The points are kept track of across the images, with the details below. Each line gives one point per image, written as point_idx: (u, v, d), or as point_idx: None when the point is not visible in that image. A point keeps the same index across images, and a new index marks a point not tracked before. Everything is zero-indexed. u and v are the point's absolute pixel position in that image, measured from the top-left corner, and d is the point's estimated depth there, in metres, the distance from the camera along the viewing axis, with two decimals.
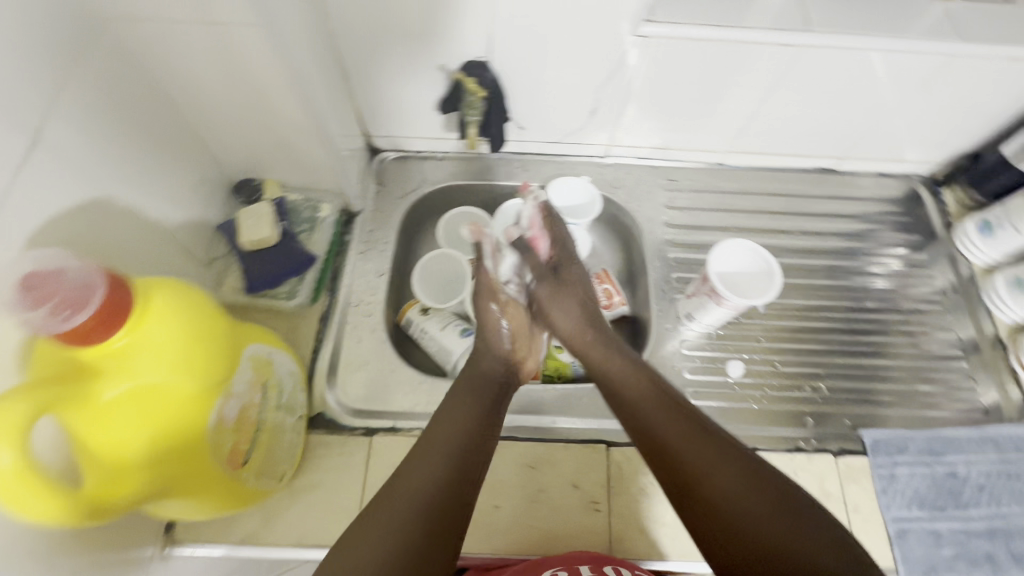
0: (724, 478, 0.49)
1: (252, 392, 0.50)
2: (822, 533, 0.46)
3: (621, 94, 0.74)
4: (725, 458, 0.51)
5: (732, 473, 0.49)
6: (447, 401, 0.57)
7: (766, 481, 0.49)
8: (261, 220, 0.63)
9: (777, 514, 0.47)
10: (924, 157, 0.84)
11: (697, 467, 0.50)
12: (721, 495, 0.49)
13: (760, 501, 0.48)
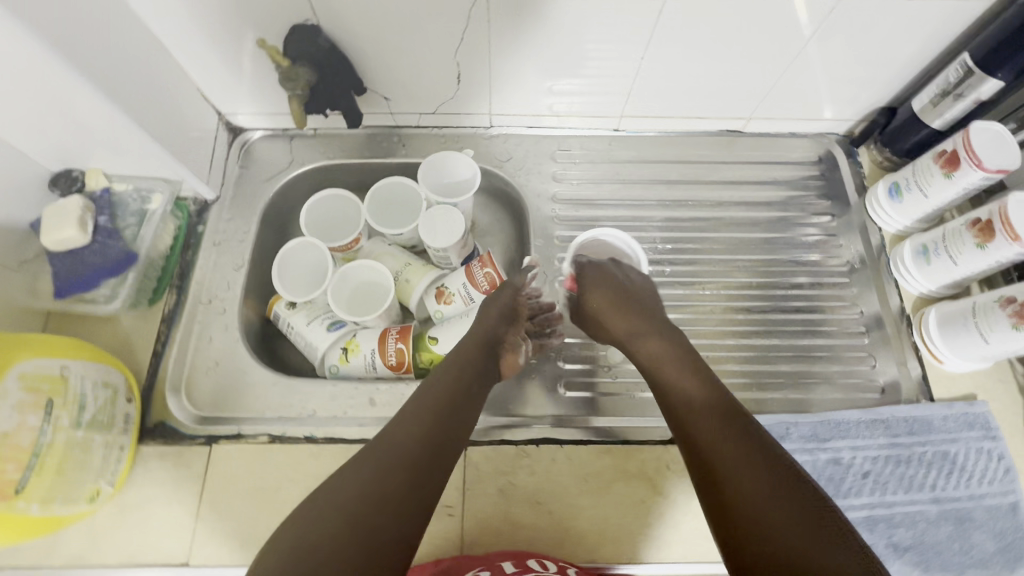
0: (792, 517, 0.42)
1: (22, 412, 0.45)
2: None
3: (482, 56, 0.66)
4: (788, 486, 0.44)
5: (797, 507, 0.42)
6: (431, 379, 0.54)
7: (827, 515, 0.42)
8: (66, 217, 0.58)
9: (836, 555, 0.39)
10: (838, 114, 0.77)
11: (753, 506, 0.43)
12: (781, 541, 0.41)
13: (828, 541, 0.40)
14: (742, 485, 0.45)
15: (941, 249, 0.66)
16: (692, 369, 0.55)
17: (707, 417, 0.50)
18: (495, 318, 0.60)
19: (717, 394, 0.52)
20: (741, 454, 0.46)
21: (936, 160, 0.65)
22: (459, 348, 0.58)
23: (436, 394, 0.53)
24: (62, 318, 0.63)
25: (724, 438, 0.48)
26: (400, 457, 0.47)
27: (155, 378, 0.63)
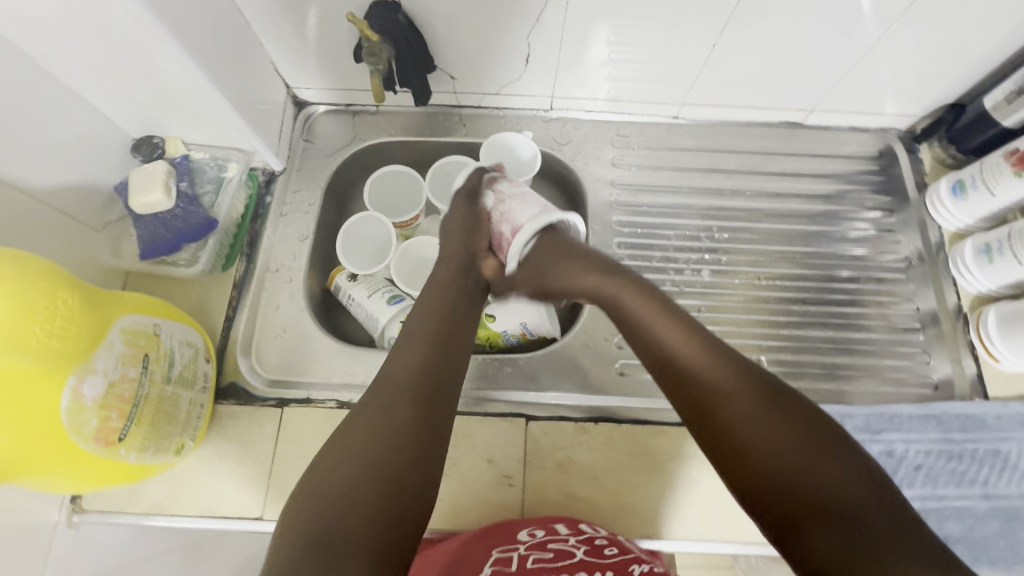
0: (784, 433, 0.45)
1: (126, 364, 0.47)
2: (860, 469, 0.43)
3: (556, 38, 0.66)
4: (775, 405, 0.47)
5: (783, 423, 0.46)
6: (417, 313, 0.59)
7: (809, 419, 0.46)
8: (152, 181, 0.59)
9: (824, 458, 0.43)
10: (903, 110, 0.77)
11: (749, 437, 0.46)
12: (777, 458, 0.44)
13: (818, 446, 0.44)
14: (738, 421, 0.47)
15: (1006, 248, 0.65)
16: (674, 316, 0.54)
17: (693, 360, 0.50)
18: (460, 243, 0.65)
19: (701, 336, 0.52)
20: (735, 392, 0.48)
21: (1007, 159, 0.65)
22: (426, 296, 0.61)
23: (423, 337, 0.57)
24: (140, 279, 0.65)
25: (716, 377, 0.49)
26: (405, 396, 0.51)
27: (227, 341, 0.65)
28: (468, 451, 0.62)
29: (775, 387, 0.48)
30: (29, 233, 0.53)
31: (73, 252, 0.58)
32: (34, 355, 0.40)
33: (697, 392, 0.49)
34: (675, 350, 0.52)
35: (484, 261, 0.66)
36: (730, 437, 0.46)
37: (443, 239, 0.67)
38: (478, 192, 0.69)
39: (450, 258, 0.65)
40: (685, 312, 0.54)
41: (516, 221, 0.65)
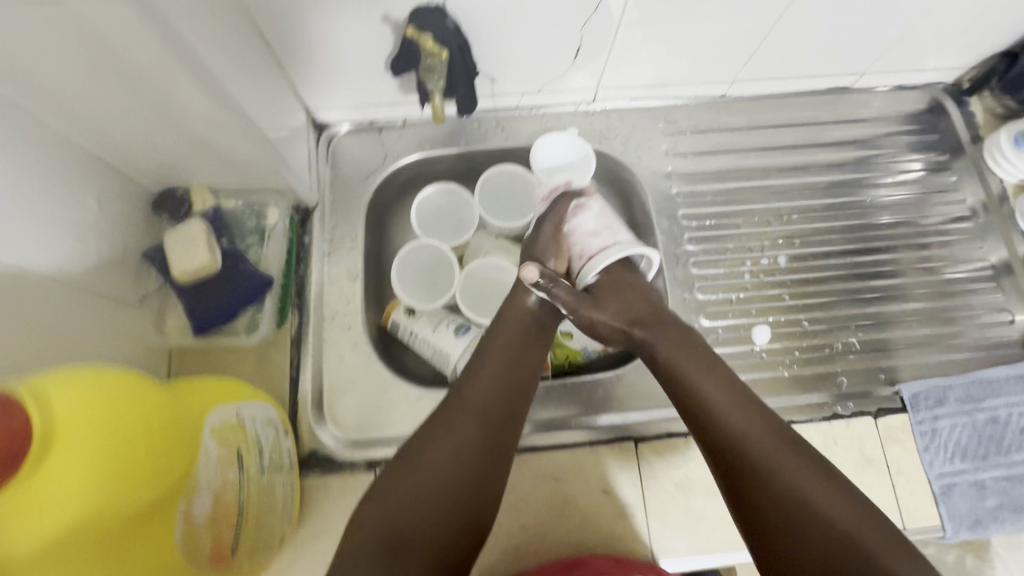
0: (816, 494, 0.45)
1: (225, 470, 0.41)
2: (888, 537, 0.43)
3: (609, 27, 0.60)
4: (811, 468, 0.47)
5: (816, 483, 0.46)
6: (491, 334, 0.55)
7: (844, 489, 0.46)
8: (193, 243, 0.53)
9: (852, 522, 0.44)
10: (951, 64, 0.73)
11: (777, 490, 0.45)
12: (799, 519, 0.44)
13: (846, 512, 0.45)
14: (767, 474, 0.46)
15: None
16: (718, 370, 0.51)
17: (733, 411, 0.49)
18: (541, 267, 0.57)
19: (744, 393, 0.50)
20: (769, 448, 0.47)
21: None
22: (507, 312, 0.56)
23: (491, 358, 0.53)
24: (185, 352, 0.58)
25: (753, 433, 0.48)
26: (474, 425, 0.49)
27: (297, 405, 0.59)
28: (579, 486, 0.58)
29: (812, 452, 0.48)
30: (74, 329, 0.46)
31: (116, 337, 0.51)
32: (136, 495, 0.34)
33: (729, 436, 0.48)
34: (712, 403, 0.50)
35: (563, 285, 0.58)
36: (755, 488, 0.46)
37: (523, 252, 0.60)
38: (562, 216, 0.59)
39: (527, 286, 0.56)
40: (729, 370, 0.52)
41: (591, 249, 0.59)
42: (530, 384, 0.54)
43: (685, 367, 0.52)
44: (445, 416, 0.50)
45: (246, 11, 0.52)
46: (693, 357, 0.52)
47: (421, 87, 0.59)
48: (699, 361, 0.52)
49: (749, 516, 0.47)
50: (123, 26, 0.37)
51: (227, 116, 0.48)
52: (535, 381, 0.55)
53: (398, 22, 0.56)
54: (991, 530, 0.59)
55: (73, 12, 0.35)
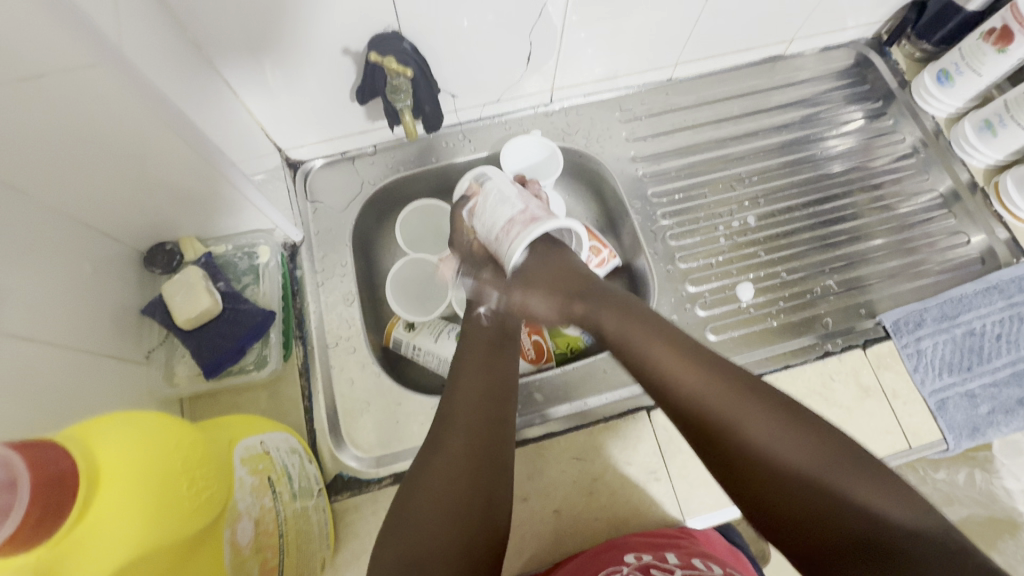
0: (781, 440, 0.42)
1: (259, 497, 0.42)
2: (873, 478, 0.40)
3: (554, 31, 0.64)
4: (774, 413, 0.44)
5: (780, 428, 0.43)
6: (465, 353, 0.57)
7: (818, 430, 0.43)
8: (194, 290, 0.55)
9: (829, 464, 0.41)
10: (867, 20, 0.79)
11: (741, 441, 0.43)
12: (768, 465, 0.42)
13: (827, 453, 0.41)
14: (729, 425, 0.44)
15: (1006, 119, 0.71)
16: (665, 338, 0.51)
17: (681, 373, 0.48)
18: (481, 280, 0.62)
19: (695, 351, 0.50)
20: (726, 400, 0.45)
21: (986, 39, 0.70)
22: (468, 333, 0.59)
23: (467, 370, 0.54)
24: (197, 400, 0.58)
25: (704, 398, 0.46)
26: (457, 436, 0.49)
27: (316, 434, 0.60)
28: (602, 462, 0.60)
29: (776, 395, 0.46)
30: (88, 391, 0.46)
31: (128, 394, 0.51)
32: (183, 524, 0.34)
33: (682, 395, 0.47)
34: (663, 365, 0.49)
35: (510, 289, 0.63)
36: (717, 443, 0.45)
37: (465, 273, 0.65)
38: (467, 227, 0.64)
39: (475, 305, 0.61)
40: (677, 332, 0.52)
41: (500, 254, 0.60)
42: (512, 387, 0.54)
43: (633, 332, 0.52)
44: (432, 435, 0.50)
45: (210, 62, 0.55)
46: (643, 317, 0.53)
47: (390, 108, 0.62)
48: (643, 326, 0.52)
49: (725, 476, 0.44)
50: (101, 89, 0.39)
51: (207, 163, 0.50)
52: (514, 387, 0.55)
53: (358, 54, 0.60)
54: (989, 434, 0.63)
55: (55, 82, 0.38)
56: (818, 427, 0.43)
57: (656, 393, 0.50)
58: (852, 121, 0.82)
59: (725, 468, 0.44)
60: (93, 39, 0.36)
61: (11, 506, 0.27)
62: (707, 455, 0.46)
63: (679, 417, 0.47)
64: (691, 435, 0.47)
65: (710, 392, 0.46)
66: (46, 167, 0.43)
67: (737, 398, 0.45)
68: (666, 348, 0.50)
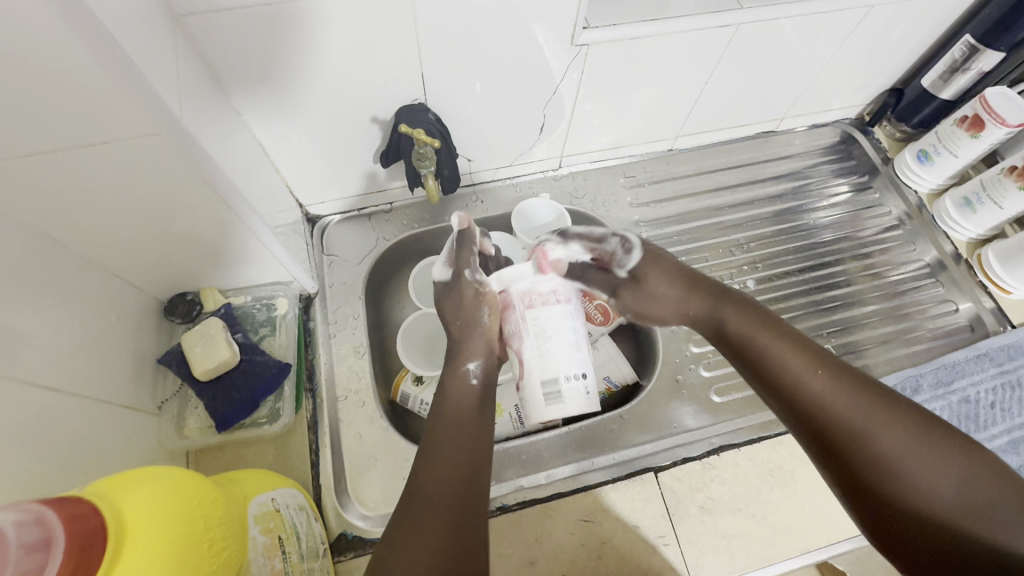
0: (930, 460, 0.41)
1: (270, 558, 0.43)
2: None
3: (567, 104, 0.70)
4: (919, 426, 0.42)
5: (922, 444, 0.42)
6: (443, 399, 0.55)
7: (975, 461, 0.41)
8: (215, 342, 0.56)
9: (984, 500, 0.40)
10: (851, 102, 0.86)
11: (882, 454, 0.42)
12: (914, 488, 0.41)
13: (987, 488, 0.40)
14: (863, 437, 0.43)
15: (984, 198, 0.76)
16: (794, 340, 0.49)
17: (811, 377, 0.46)
18: (467, 336, 0.59)
19: (819, 350, 0.48)
20: (860, 408, 0.44)
21: (960, 125, 0.76)
22: (455, 391, 0.56)
23: (443, 432, 0.51)
24: (205, 452, 0.58)
25: (839, 406, 0.44)
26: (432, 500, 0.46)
27: (322, 490, 0.59)
28: (612, 523, 0.59)
29: (915, 411, 0.43)
30: (101, 443, 0.47)
31: (137, 444, 0.51)
32: None
33: (810, 402, 0.46)
34: (792, 370, 0.47)
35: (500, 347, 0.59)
36: (843, 446, 0.43)
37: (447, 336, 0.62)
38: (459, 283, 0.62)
39: (462, 360, 0.58)
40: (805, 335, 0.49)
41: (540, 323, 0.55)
42: (485, 442, 0.53)
43: (756, 336, 0.50)
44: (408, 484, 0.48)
45: (246, 123, 0.58)
46: (763, 324, 0.51)
47: (413, 171, 0.66)
48: (778, 331, 0.50)
49: (858, 496, 0.43)
50: (157, 154, 0.43)
51: (242, 217, 0.53)
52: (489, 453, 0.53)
53: (385, 122, 0.64)
54: None
55: (117, 147, 0.41)
56: (975, 462, 0.41)
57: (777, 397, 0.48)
58: (840, 193, 0.88)
59: (844, 471, 0.44)
60: (159, 113, 0.40)
61: (46, 564, 0.27)
62: (832, 472, 0.45)
63: (802, 429, 0.46)
64: (813, 448, 0.46)
65: (841, 401, 0.44)
66: (92, 224, 0.46)
67: (873, 411, 0.43)
68: (780, 355, 0.48)
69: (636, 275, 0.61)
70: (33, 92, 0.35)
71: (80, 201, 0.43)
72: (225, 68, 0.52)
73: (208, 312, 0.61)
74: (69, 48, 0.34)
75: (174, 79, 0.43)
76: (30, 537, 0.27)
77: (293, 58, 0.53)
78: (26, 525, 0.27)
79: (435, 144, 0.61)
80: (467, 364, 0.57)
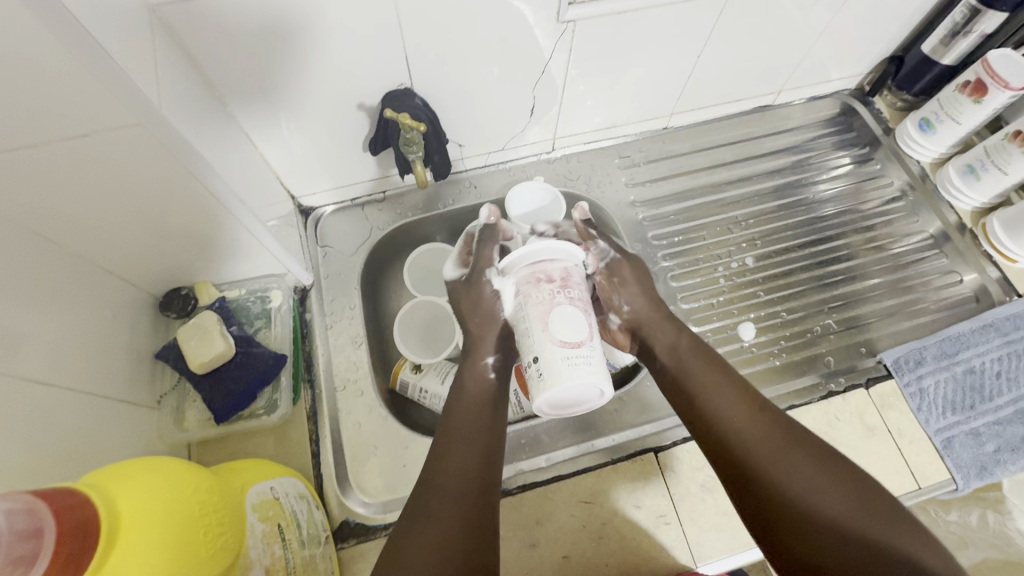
0: (823, 486, 0.44)
1: (270, 545, 0.43)
2: (916, 536, 0.41)
3: (557, 84, 0.68)
4: (809, 453, 0.47)
5: (811, 469, 0.46)
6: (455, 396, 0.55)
7: (860, 485, 0.45)
8: (209, 335, 0.56)
9: (869, 518, 0.42)
10: (850, 72, 0.84)
11: (780, 481, 0.45)
12: (809, 513, 0.43)
13: (870, 509, 0.43)
14: (767, 463, 0.47)
15: (989, 165, 0.74)
16: (721, 370, 0.54)
17: (729, 406, 0.51)
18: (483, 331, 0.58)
19: (741, 385, 0.53)
20: (760, 435, 0.48)
21: (962, 91, 0.74)
22: (467, 382, 0.56)
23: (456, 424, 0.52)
24: (206, 444, 0.59)
25: (746, 431, 0.49)
26: (454, 484, 0.47)
27: (323, 479, 0.60)
28: (612, 502, 0.59)
29: (808, 441, 0.48)
30: (100, 437, 0.47)
31: (137, 438, 0.52)
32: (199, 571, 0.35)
33: (721, 431, 0.50)
34: (714, 400, 0.52)
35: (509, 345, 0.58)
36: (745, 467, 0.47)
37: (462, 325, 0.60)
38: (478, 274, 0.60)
39: (481, 355, 0.57)
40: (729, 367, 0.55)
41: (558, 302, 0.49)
42: (502, 434, 0.53)
43: (690, 362, 0.55)
44: (424, 474, 0.48)
45: (232, 115, 0.58)
46: (698, 354, 0.56)
47: (402, 157, 0.65)
48: (708, 366, 0.55)
49: (760, 521, 0.46)
50: (139, 146, 0.42)
51: (230, 211, 0.53)
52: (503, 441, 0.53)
53: (373, 108, 0.63)
54: (998, 473, 0.63)
55: (98, 140, 0.40)
56: (862, 483, 0.45)
57: (698, 419, 0.52)
58: (841, 166, 0.86)
59: (748, 492, 0.47)
60: (137, 103, 0.40)
61: (40, 552, 0.27)
62: (742, 501, 0.47)
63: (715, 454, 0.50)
64: (723, 474, 0.49)
65: (745, 429, 0.49)
66: (78, 221, 0.46)
67: (771, 439, 0.48)
68: (704, 384, 0.53)
69: (639, 257, 0.64)
70: (3, 86, 0.35)
71: (63, 197, 0.43)
72: (205, 59, 0.51)
73: (202, 306, 0.61)
74: (39, 38, 0.33)
75: (152, 70, 0.42)
76: (22, 524, 0.27)
77: (274, 48, 0.53)
78: (19, 513, 0.27)
79: (422, 128, 0.60)
80: (484, 359, 0.57)
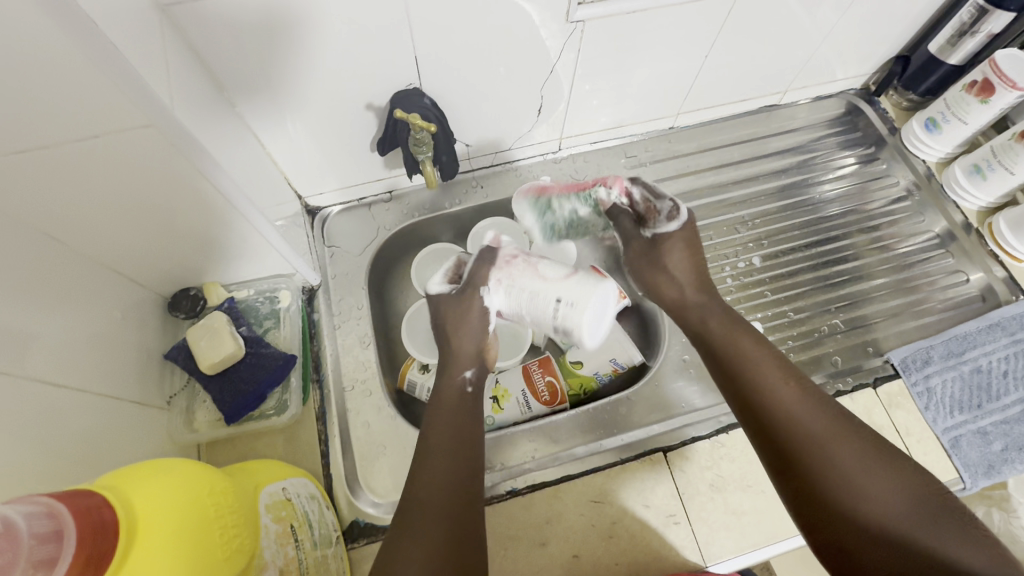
0: (877, 476, 0.44)
1: (283, 546, 0.43)
2: (967, 530, 0.42)
3: (565, 84, 0.68)
4: (861, 442, 0.47)
5: (865, 459, 0.46)
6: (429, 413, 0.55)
7: (914, 476, 0.45)
8: (218, 336, 0.56)
9: (920, 510, 0.43)
10: (855, 72, 0.84)
11: (834, 467, 0.45)
12: (862, 501, 0.43)
13: (922, 501, 0.43)
14: (820, 448, 0.46)
15: (995, 165, 0.74)
16: (771, 355, 0.53)
17: (780, 390, 0.50)
18: (460, 346, 0.60)
19: (792, 371, 0.52)
20: (814, 420, 0.48)
21: (969, 91, 0.74)
22: (444, 394, 0.56)
23: (433, 442, 0.51)
24: (215, 445, 0.59)
25: (797, 415, 0.49)
26: (428, 506, 0.46)
27: (333, 479, 0.60)
28: (622, 502, 0.59)
29: (860, 431, 0.48)
30: (111, 438, 0.47)
31: (148, 439, 0.52)
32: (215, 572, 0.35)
33: (772, 412, 0.50)
34: (764, 381, 0.51)
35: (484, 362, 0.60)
36: (797, 450, 0.47)
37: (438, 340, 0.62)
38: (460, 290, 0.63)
39: (460, 368, 0.58)
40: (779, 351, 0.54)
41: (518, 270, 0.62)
42: (479, 441, 0.53)
43: (738, 344, 0.55)
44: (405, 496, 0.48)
45: (241, 115, 0.58)
46: (747, 337, 0.55)
47: (410, 157, 0.65)
48: (756, 350, 0.54)
49: (809, 506, 0.45)
50: (151, 147, 0.42)
51: (240, 211, 0.53)
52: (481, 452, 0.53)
53: (381, 108, 0.63)
54: (1005, 472, 0.63)
55: (109, 141, 0.40)
56: (914, 474, 0.45)
57: (746, 401, 0.52)
58: (846, 166, 0.86)
59: (798, 475, 0.46)
60: (150, 104, 0.40)
61: (59, 556, 0.27)
62: (790, 485, 0.47)
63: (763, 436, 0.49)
64: (770, 456, 0.49)
65: (796, 414, 0.49)
66: (88, 222, 0.46)
67: (823, 425, 0.48)
68: (755, 366, 0.53)
69: (657, 238, 0.64)
70: (16, 88, 0.35)
71: (74, 198, 0.43)
72: (215, 60, 0.51)
73: (211, 307, 0.61)
74: (54, 40, 0.33)
75: (163, 71, 0.42)
76: (42, 528, 0.27)
77: (285, 47, 0.52)
78: (38, 517, 0.28)
79: (432, 129, 0.60)
80: (462, 372, 0.58)
